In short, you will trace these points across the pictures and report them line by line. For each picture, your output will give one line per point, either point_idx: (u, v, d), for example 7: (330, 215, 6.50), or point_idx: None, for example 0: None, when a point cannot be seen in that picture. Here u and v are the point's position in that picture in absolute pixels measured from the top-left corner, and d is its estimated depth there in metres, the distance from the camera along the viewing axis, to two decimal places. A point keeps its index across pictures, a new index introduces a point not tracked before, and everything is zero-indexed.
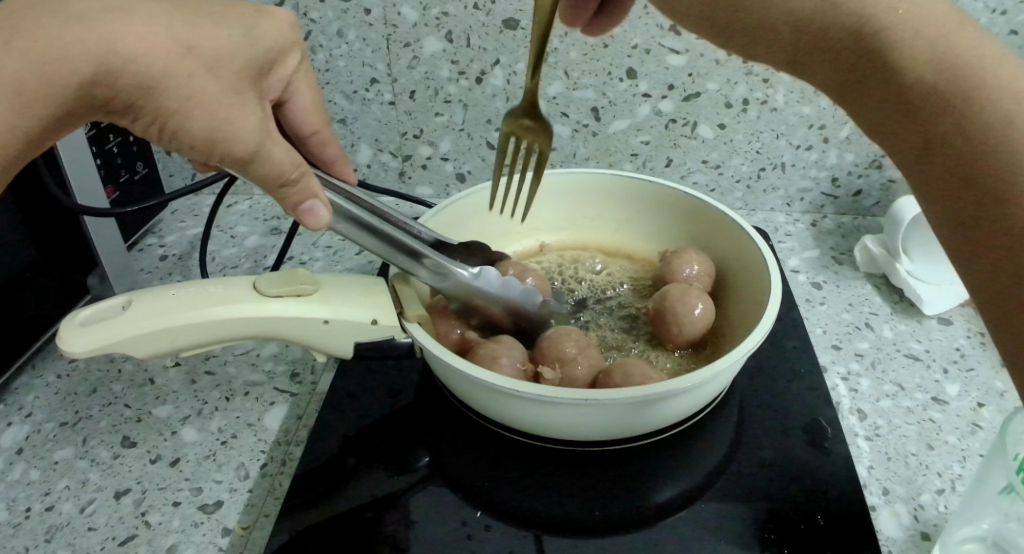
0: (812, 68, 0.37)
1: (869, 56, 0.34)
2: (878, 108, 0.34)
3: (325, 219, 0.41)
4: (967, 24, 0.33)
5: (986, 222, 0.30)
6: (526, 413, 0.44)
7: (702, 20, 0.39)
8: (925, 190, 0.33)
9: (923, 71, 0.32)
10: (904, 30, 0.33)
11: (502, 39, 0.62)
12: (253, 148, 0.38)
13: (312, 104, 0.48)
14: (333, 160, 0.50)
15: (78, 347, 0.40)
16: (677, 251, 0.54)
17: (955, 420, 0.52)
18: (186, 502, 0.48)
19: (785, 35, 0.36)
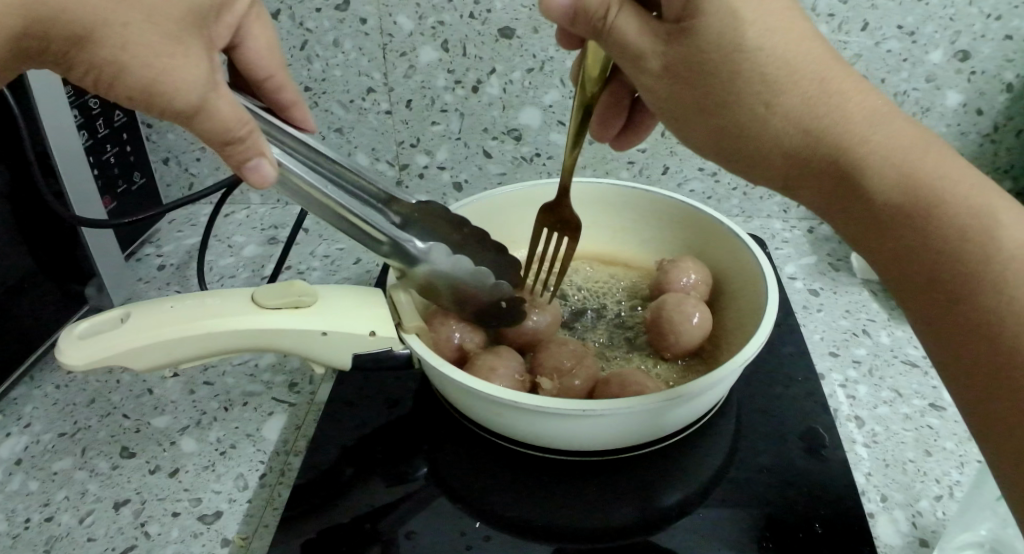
0: (803, 193, 0.38)
1: (847, 179, 0.36)
2: (858, 214, 0.36)
3: (270, 176, 0.38)
4: (928, 144, 0.36)
5: (969, 338, 0.32)
6: (527, 424, 0.44)
7: (708, 148, 0.39)
8: (906, 295, 0.35)
9: (886, 189, 0.35)
10: (876, 156, 0.35)
11: (499, 48, 0.62)
12: (196, 100, 0.36)
13: (265, 45, 0.47)
14: (288, 105, 0.49)
15: (76, 361, 0.40)
16: (673, 260, 0.54)
17: (952, 426, 0.52)
18: (184, 512, 0.48)
19: (776, 163, 0.37)
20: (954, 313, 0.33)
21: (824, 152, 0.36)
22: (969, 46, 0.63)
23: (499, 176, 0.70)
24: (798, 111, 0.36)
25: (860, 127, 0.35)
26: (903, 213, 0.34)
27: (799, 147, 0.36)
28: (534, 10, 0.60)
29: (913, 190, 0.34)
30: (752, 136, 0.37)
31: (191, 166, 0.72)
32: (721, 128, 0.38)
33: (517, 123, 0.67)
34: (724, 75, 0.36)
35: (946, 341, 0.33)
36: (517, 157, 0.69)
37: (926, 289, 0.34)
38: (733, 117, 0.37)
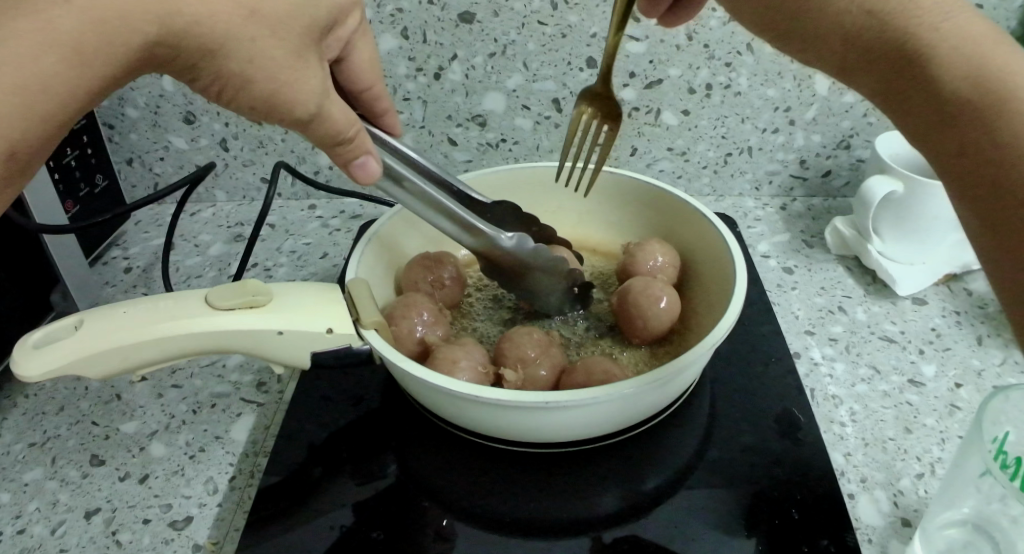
0: (857, 78, 0.38)
1: (906, 67, 0.35)
2: (914, 105, 0.36)
3: (376, 172, 0.41)
4: (1003, 43, 0.35)
5: (1009, 230, 0.33)
6: (493, 418, 0.43)
7: (767, 30, 0.40)
8: (953, 178, 0.35)
9: (952, 81, 0.34)
10: (944, 46, 0.34)
11: (459, 33, 0.61)
12: (314, 109, 0.37)
13: (368, 60, 0.46)
14: (383, 114, 0.48)
15: (28, 372, 0.39)
16: (640, 242, 0.53)
17: (932, 401, 0.51)
18: (155, 519, 0.47)
19: (833, 50, 0.38)
20: (997, 202, 0.33)
21: (887, 42, 0.36)
22: None
23: (466, 163, 0.69)
24: (866, 2, 0.36)
25: (928, 20, 0.35)
26: (957, 113, 0.34)
27: (865, 33, 0.36)
28: None
29: (977, 84, 0.33)
30: (817, 15, 0.37)
31: (155, 165, 0.71)
32: (786, 13, 0.38)
33: (481, 109, 0.65)
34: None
35: (984, 220, 0.34)
36: (483, 143, 0.68)
37: (972, 178, 0.34)
38: (800, 2, 0.37)
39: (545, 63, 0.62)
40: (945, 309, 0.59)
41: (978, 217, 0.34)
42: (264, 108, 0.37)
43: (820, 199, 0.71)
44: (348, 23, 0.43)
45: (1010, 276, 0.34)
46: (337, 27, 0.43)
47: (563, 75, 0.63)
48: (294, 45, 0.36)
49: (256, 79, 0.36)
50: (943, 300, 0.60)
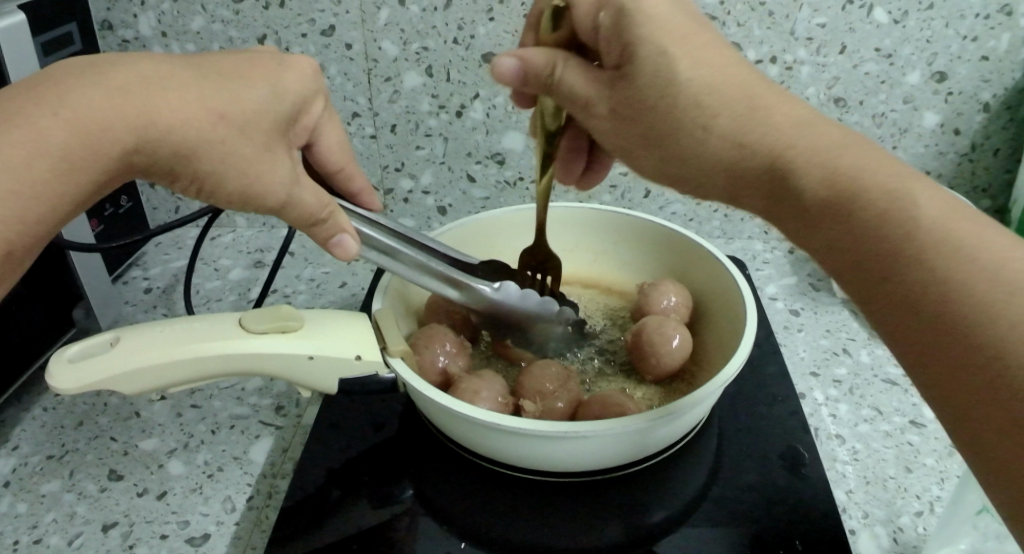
0: (746, 202, 0.39)
1: (779, 183, 0.37)
2: (797, 214, 0.36)
3: (354, 249, 0.42)
4: (857, 145, 0.36)
5: (926, 336, 0.31)
6: (510, 446, 0.45)
7: (663, 177, 0.42)
8: (845, 277, 0.35)
9: (816, 189, 0.35)
10: (804, 160, 0.36)
11: (482, 73, 0.64)
12: (284, 198, 0.39)
13: (337, 143, 0.47)
14: (359, 193, 0.49)
15: (64, 385, 0.41)
16: (654, 283, 0.55)
17: (932, 442, 0.53)
18: (172, 535, 0.48)
19: (719, 181, 0.39)
20: (895, 295, 0.32)
21: (760, 162, 0.37)
22: (945, 68, 0.65)
23: (484, 201, 0.71)
24: (731, 128, 0.37)
25: (790, 137, 0.37)
26: (832, 213, 0.35)
27: (739, 161, 0.38)
28: (516, 35, 0.62)
29: (840, 187, 0.34)
30: (688, 157, 0.39)
31: None
32: (663, 160, 0.40)
33: (500, 147, 0.68)
34: (664, 110, 0.38)
35: (899, 335, 0.32)
36: (501, 181, 0.70)
37: (868, 278, 0.33)
38: (675, 145, 0.39)
39: None
40: None
41: (898, 333, 0.32)
42: (243, 197, 0.39)
43: None
44: (313, 110, 0.44)
45: (932, 385, 0.31)
46: (304, 115, 0.43)
47: None
48: (264, 139, 0.39)
49: (228, 176, 0.38)
50: None
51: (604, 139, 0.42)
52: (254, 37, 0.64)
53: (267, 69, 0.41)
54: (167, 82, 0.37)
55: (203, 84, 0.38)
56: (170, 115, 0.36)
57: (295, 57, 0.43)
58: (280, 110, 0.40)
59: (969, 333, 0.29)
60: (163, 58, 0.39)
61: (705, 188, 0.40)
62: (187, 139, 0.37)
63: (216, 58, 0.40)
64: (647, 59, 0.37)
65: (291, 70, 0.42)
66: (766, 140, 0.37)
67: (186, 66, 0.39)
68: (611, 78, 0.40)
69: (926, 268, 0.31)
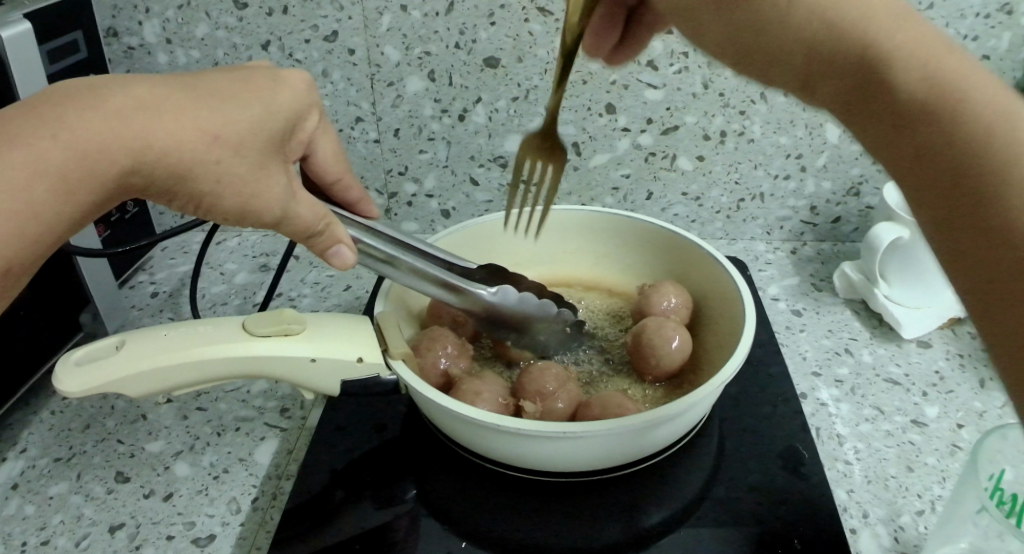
0: (820, 88, 0.36)
1: (868, 79, 0.34)
2: (883, 125, 0.34)
3: (350, 259, 0.44)
4: (958, 50, 0.33)
5: (988, 249, 0.30)
6: (508, 446, 0.45)
7: (728, 51, 0.39)
8: (919, 202, 0.33)
9: (909, 85, 0.32)
10: (900, 46, 0.33)
11: (484, 77, 0.64)
12: (280, 214, 0.40)
13: (332, 154, 0.47)
14: (356, 201, 0.50)
15: (71, 388, 0.41)
16: (654, 284, 0.55)
17: (934, 441, 0.53)
18: (178, 536, 0.49)
19: (797, 59, 0.36)
20: (965, 212, 0.30)
21: (852, 46, 0.34)
22: None
23: (487, 204, 0.72)
24: (820, 16, 0.35)
25: (885, 26, 0.34)
26: (920, 109, 0.32)
27: (824, 42, 0.35)
28: (517, 40, 0.62)
29: (934, 80, 0.32)
30: (776, 22, 0.36)
31: None
32: (739, 29, 0.38)
33: (502, 150, 0.68)
34: (775, 9, 0.36)
35: (950, 219, 0.31)
36: (504, 184, 0.70)
37: (944, 189, 0.31)
38: (758, 10, 0.36)
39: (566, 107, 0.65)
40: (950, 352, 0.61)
41: (948, 233, 0.31)
42: (239, 213, 0.40)
43: (829, 244, 0.73)
44: (308, 123, 0.45)
45: (987, 320, 0.30)
46: (300, 129, 0.44)
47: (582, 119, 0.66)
48: (260, 158, 0.40)
49: (225, 195, 0.39)
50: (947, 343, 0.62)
51: (678, 4, 0.40)
52: (258, 44, 0.64)
53: (260, 87, 0.42)
54: (163, 104, 0.38)
55: (197, 104, 0.39)
56: (165, 138, 0.37)
57: (288, 72, 0.44)
58: (274, 128, 0.41)
59: (1022, 241, 0.29)
60: (152, 78, 0.39)
61: (781, 69, 0.37)
62: (186, 158, 0.37)
63: (208, 76, 0.41)
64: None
65: (285, 88, 0.43)
66: (863, 44, 0.34)
67: (178, 85, 0.39)
68: None
69: (1021, 188, 0.29)
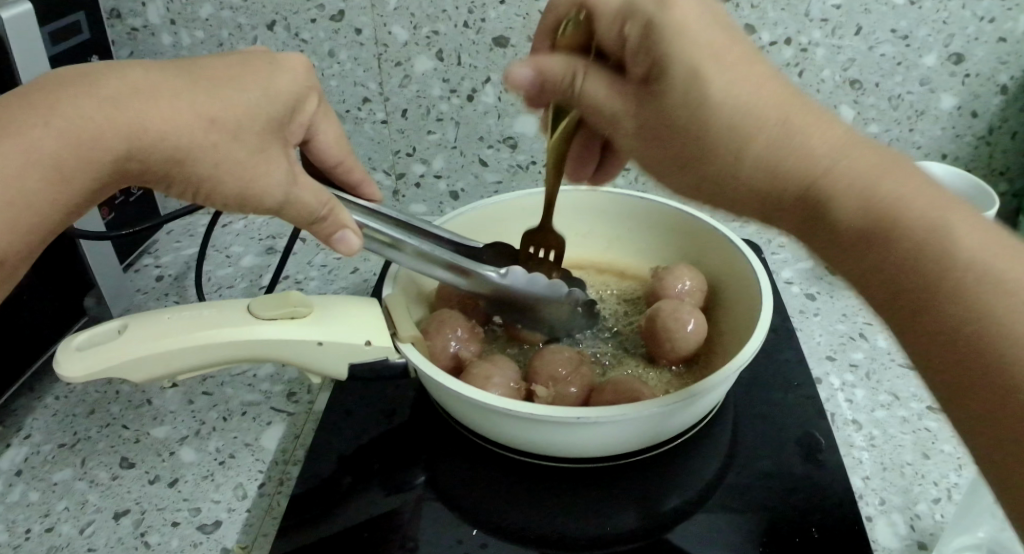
0: (778, 224, 0.35)
1: (811, 209, 0.33)
2: (829, 238, 0.33)
3: (356, 244, 0.41)
4: (900, 165, 0.33)
5: (969, 373, 0.28)
6: (520, 431, 0.44)
7: (669, 167, 0.37)
8: (883, 309, 0.32)
9: (851, 219, 0.32)
10: (842, 187, 0.32)
11: (493, 57, 0.63)
12: (281, 197, 0.39)
13: (335, 138, 0.46)
14: (360, 184, 0.48)
15: (73, 373, 0.40)
16: (668, 266, 0.54)
17: (950, 428, 0.52)
18: (184, 522, 0.48)
19: (751, 206, 0.35)
20: (933, 329, 0.29)
21: (796, 189, 0.33)
22: (963, 49, 0.63)
23: (496, 185, 0.71)
24: (766, 157, 0.33)
25: (824, 159, 0.32)
26: (870, 243, 0.31)
27: (771, 191, 0.34)
28: (528, 19, 0.61)
29: (880, 217, 0.31)
30: (728, 178, 0.35)
31: None
32: (696, 183, 0.36)
33: (512, 131, 0.67)
34: (694, 134, 0.34)
35: (932, 369, 0.29)
36: (514, 165, 0.69)
37: (912, 324, 0.30)
38: (711, 167, 0.35)
39: None
40: None
41: (929, 346, 0.29)
42: (238, 201, 0.38)
43: None
44: (308, 106, 0.44)
45: (955, 399, 0.29)
46: (299, 112, 0.43)
47: None
48: (257, 141, 0.38)
49: (224, 180, 0.37)
50: None
51: (628, 152, 0.39)
52: (263, 24, 0.63)
53: (255, 70, 0.40)
54: (156, 89, 0.36)
55: (193, 89, 0.37)
56: (160, 123, 0.36)
57: (286, 56, 0.43)
58: (272, 112, 0.40)
59: (1000, 375, 0.27)
60: (152, 64, 0.38)
61: (736, 207, 0.36)
62: (181, 141, 0.36)
63: (204, 61, 0.39)
64: (680, 65, 0.34)
65: (282, 72, 0.41)
66: (808, 179, 0.33)
67: (172, 71, 0.38)
68: (637, 90, 0.36)
69: (965, 300, 0.28)
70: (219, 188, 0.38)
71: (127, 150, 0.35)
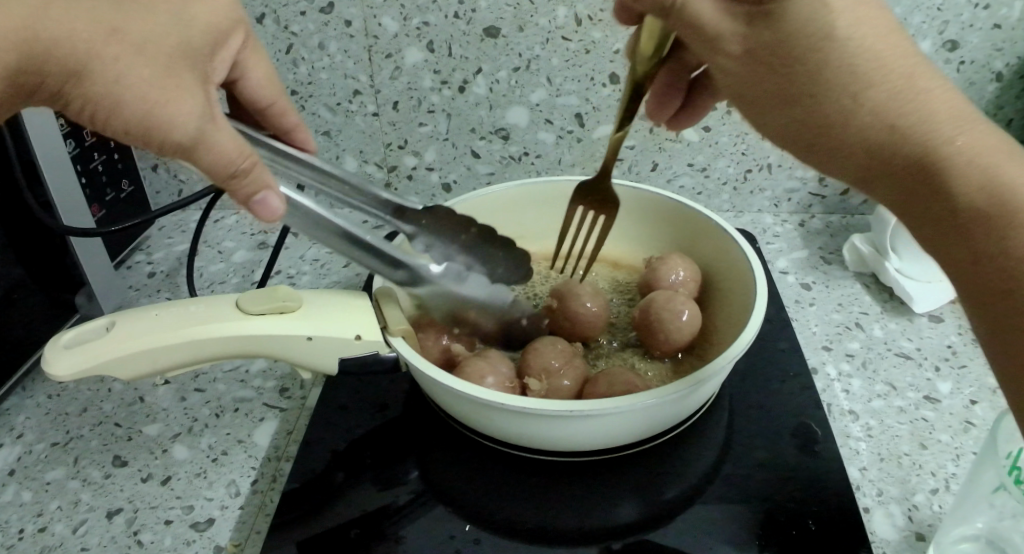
0: (876, 189, 0.38)
1: (928, 181, 0.35)
2: (935, 213, 0.36)
3: (278, 210, 0.39)
4: (1016, 156, 0.35)
5: None
6: (512, 425, 0.44)
7: (785, 141, 0.38)
8: (961, 280, 0.35)
9: (972, 195, 0.34)
10: (963, 159, 0.34)
11: (484, 47, 0.62)
12: (194, 133, 0.35)
13: (265, 76, 0.47)
14: (291, 129, 0.49)
15: (61, 372, 0.40)
16: (661, 257, 0.54)
17: (947, 418, 0.52)
18: (177, 520, 0.48)
19: (855, 161, 0.37)
20: (1021, 324, 0.33)
21: (914, 153, 0.35)
22: (958, 36, 0.63)
23: (488, 176, 0.70)
24: (886, 103, 0.35)
25: (957, 138, 0.35)
26: (987, 223, 0.34)
27: (885, 144, 0.36)
28: (518, 8, 0.60)
29: (1000, 198, 0.34)
30: (830, 125, 0.36)
31: (180, 173, 0.73)
32: (804, 135, 0.37)
33: (504, 122, 0.66)
34: (811, 67, 0.35)
35: (1006, 349, 0.34)
36: (505, 156, 0.68)
37: (1009, 310, 0.33)
38: (820, 112, 0.36)
39: (568, 78, 0.63)
40: (962, 327, 0.59)
41: (1008, 341, 0.34)
42: (141, 129, 0.35)
43: (838, 217, 0.71)
44: (231, 46, 0.44)
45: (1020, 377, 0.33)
46: (222, 48, 0.42)
47: (585, 90, 0.64)
48: (165, 63, 0.36)
49: (124, 102, 0.34)
50: (960, 318, 0.60)
51: (727, 87, 0.38)
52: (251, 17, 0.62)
53: None
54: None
55: (105, 1, 0.35)
56: (53, 26, 0.33)
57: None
58: (188, 40, 0.38)
59: None
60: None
61: (837, 167, 0.38)
62: (77, 49, 0.34)
63: None
64: (803, 11, 0.34)
65: (205, 2, 0.40)
66: (923, 148, 0.35)
67: None
68: (752, 12, 0.34)
69: None
70: (123, 109, 0.35)
71: (16, 63, 0.33)
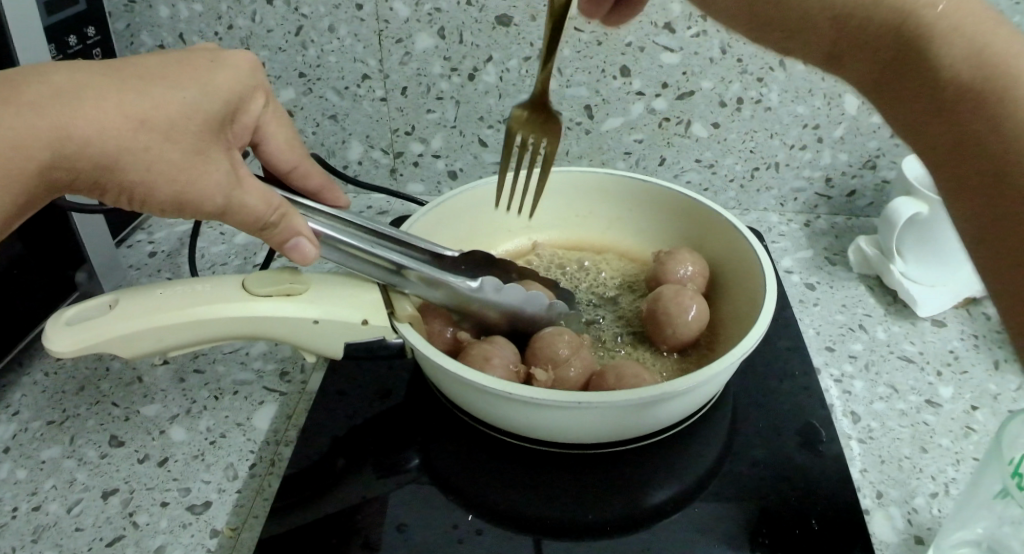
0: (846, 64, 0.40)
1: (908, 62, 0.37)
2: (913, 104, 0.37)
3: (311, 253, 0.42)
4: (1003, 27, 0.35)
5: (986, 177, 0.34)
6: (516, 415, 0.43)
7: (789, 43, 0.42)
8: (943, 169, 0.36)
9: (957, 67, 0.35)
10: (947, 30, 0.35)
11: (495, 36, 0.62)
12: (222, 202, 0.39)
13: (285, 142, 0.47)
14: (320, 190, 0.50)
15: (60, 348, 0.39)
16: (670, 251, 0.54)
17: (948, 422, 0.52)
18: (173, 502, 0.47)
19: (824, 28, 0.39)
20: (993, 191, 0.34)
21: (888, 20, 0.37)
22: None
23: (495, 166, 0.70)
24: None
25: (932, 5, 0.36)
26: (966, 103, 0.34)
27: (866, 14, 0.37)
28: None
29: (987, 67, 0.34)
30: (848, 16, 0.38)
31: None
32: (823, 26, 0.39)
33: (513, 112, 0.66)
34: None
35: (964, 193, 0.35)
36: None
37: (965, 180, 0.35)
38: (796, 7, 0.40)
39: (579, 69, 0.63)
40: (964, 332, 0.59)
41: (967, 199, 0.35)
42: (174, 208, 0.39)
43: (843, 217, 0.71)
44: (252, 108, 0.44)
45: (969, 215, 0.35)
46: (241, 113, 0.43)
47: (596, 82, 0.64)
48: (193, 143, 0.38)
49: (156, 185, 0.38)
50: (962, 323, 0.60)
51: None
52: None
53: (196, 69, 0.40)
54: (87, 88, 0.36)
55: (126, 88, 0.37)
56: (83, 126, 0.36)
57: (229, 54, 0.43)
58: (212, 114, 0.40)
59: (1005, 166, 0.33)
60: (78, 64, 0.37)
61: (855, 58, 0.39)
62: (108, 145, 0.36)
63: (162, 64, 0.39)
64: None
65: (224, 71, 0.42)
66: (900, 16, 0.36)
67: (119, 77, 0.38)
68: None
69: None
70: (155, 193, 0.38)
71: (48, 158, 0.36)
